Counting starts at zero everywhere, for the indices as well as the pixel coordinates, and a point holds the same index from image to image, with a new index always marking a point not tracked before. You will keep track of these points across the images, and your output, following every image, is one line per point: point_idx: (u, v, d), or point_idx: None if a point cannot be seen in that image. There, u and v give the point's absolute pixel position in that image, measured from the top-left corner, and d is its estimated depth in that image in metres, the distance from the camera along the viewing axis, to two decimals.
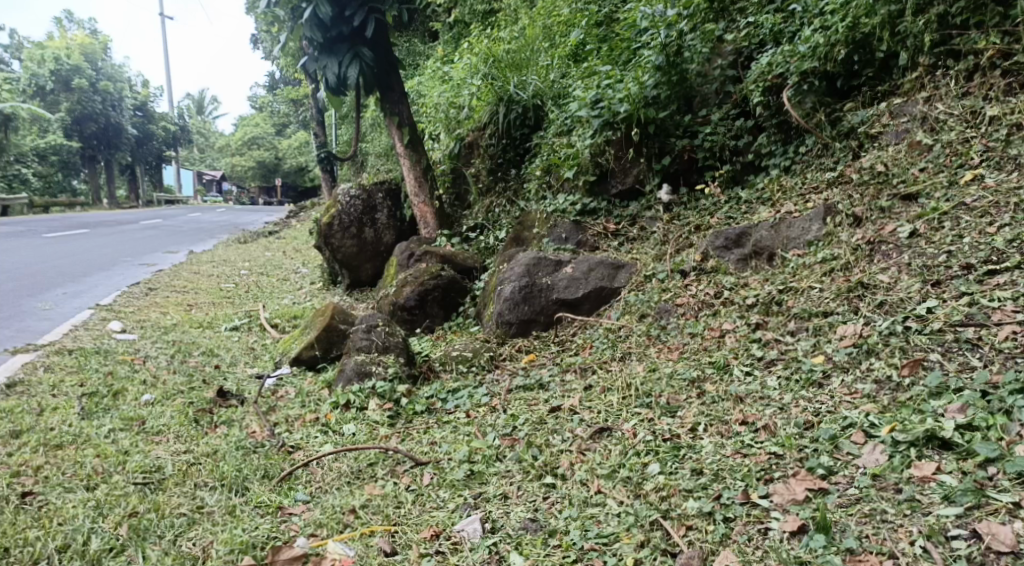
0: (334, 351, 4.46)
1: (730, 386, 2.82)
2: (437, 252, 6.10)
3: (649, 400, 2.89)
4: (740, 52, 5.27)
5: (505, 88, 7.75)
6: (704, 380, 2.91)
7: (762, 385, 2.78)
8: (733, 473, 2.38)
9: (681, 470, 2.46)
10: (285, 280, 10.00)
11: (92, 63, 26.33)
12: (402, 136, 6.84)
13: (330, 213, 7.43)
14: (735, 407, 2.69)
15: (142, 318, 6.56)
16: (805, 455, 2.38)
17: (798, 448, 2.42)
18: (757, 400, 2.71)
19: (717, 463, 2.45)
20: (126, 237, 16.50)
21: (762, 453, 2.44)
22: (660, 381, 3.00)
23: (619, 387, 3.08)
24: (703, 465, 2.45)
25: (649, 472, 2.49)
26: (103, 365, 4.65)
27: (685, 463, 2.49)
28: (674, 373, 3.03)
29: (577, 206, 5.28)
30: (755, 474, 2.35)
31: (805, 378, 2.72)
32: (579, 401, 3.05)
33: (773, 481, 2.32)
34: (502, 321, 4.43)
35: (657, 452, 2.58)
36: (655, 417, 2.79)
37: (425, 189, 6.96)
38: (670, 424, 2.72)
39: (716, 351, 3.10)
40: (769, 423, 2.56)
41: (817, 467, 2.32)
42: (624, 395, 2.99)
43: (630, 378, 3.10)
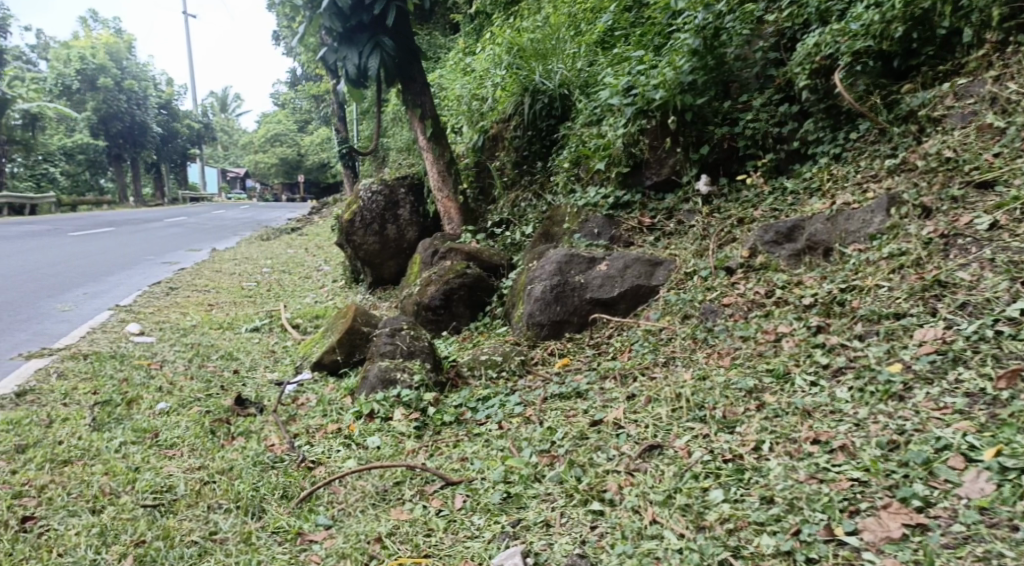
0: (357, 355, 4.24)
1: (795, 398, 2.56)
2: (462, 248, 5.83)
3: (703, 414, 2.62)
4: (783, 33, 4.98)
5: (530, 78, 7.48)
6: (761, 390, 2.65)
7: (831, 397, 2.52)
8: (811, 503, 2.13)
9: (749, 499, 2.20)
10: (307, 278, 9.83)
11: (116, 62, 26.50)
12: (425, 128, 6.59)
13: (352, 210, 7.24)
14: (804, 423, 2.43)
15: (162, 320, 6.41)
16: (896, 483, 2.11)
17: (885, 474, 2.15)
18: (828, 414, 2.45)
19: (789, 489, 2.19)
20: (149, 235, 16.51)
21: (842, 479, 2.18)
22: (712, 392, 2.73)
23: (666, 395, 2.81)
24: (774, 493, 2.19)
25: (711, 500, 2.23)
26: (119, 370, 4.49)
27: (753, 490, 2.23)
28: (727, 383, 2.75)
29: (609, 199, 4.98)
30: (838, 506, 2.09)
31: (882, 390, 2.45)
32: (621, 412, 2.78)
33: (860, 515, 2.06)
34: (533, 322, 4.17)
35: (718, 475, 2.32)
36: (711, 433, 2.52)
37: (449, 183, 6.71)
38: (729, 441, 2.46)
39: (774, 357, 2.83)
40: (848, 442, 2.29)
41: (911, 498, 2.06)
42: (673, 407, 2.72)
43: (679, 387, 2.83)
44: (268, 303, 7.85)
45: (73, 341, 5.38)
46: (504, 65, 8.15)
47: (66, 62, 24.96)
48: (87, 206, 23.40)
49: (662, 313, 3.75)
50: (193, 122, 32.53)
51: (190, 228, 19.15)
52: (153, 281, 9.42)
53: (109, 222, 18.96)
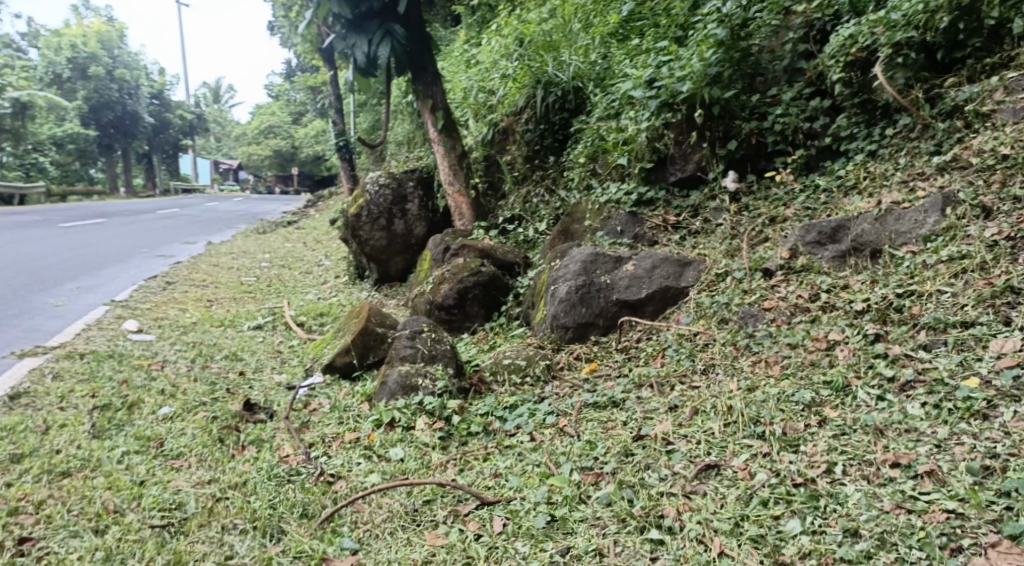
0: (372, 357, 4.08)
1: (863, 415, 2.42)
2: (476, 246, 5.70)
3: (761, 430, 2.48)
4: (812, 25, 4.78)
5: (542, 70, 7.32)
6: (819, 403, 2.52)
7: (902, 414, 2.37)
8: (905, 538, 1.98)
9: (831, 531, 2.06)
10: (307, 274, 9.61)
11: (110, 51, 26.14)
12: (436, 121, 6.41)
13: (359, 204, 7.07)
14: (878, 443, 2.29)
15: (161, 316, 6.20)
16: (999, 517, 1.97)
17: (985, 506, 2.01)
18: (902, 433, 2.31)
19: (875, 521, 2.05)
20: (142, 227, 16.22)
21: (936, 510, 2.03)
22: (767, 403, 2.60)
23: (715, 408, 2.66)
24: (858, 525, 2.05)
25: (788, 531, 2.10)
26: (119, 371, 4.29)
27: (833, 520, 2.10)
28: (782, 395, 2.62)
29: (632, 195, 4.82)
30: (937, 543, 1.95)
31: (962, 408, 2.30)
32: (668, 427, 2.64)
33: (965, 553, 1.91)
34: (557, 325, 4.01)
35: (789, 502, 2.18)
36: (773, 452, 2.39)
37: (460, 178, 6.53)
38: (794, 463, 2.33)
39: (830, 368, 2.67)
40: (935, 467, 2.15)
41: (1022, 535, 1.90)
42: (725, 421, 2.59)
43: (728, 400, 2.67)
44: (269, 299, 7.64)
45: (70, 338, 5.17)
46: (517, 59, 8.07)
47: (58, 50, 24.74)
48: (78, 197, 23.08)
49: (695, 316, 3.57)
50: (186, 113, 32.19)
51: (184, 220, 18.86)
52: (148, 274, 9.19)
53: (101, 213, 18.65)
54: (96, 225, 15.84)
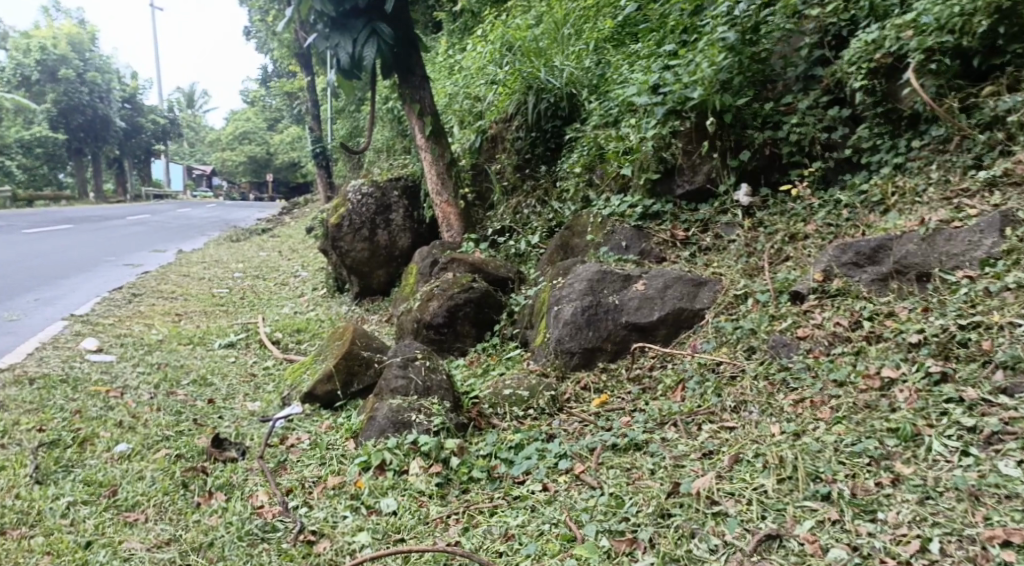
0: (356, 386, 3.69)
1: (952, 475, 2.15)
2: (467, 260, 5.35)
3: (825, 490, 2.20)
4: (827, 30, 4.47)
5: (533, 76, 6.95)
6: (888, 456, 2.27)
7: (996, 473, 2.11)
8: None
9: None
10: (282, 286, 9.17)
11: (80, 54, 25.48)
12: (424, 126, 6.05)
13: (339, 214, 6.67)
14: (978, 514, 2.02)
15: (125, 333, 5.76)
16: None
17: None
18: (1003, 500, 2.04)
19: None
20: (110, 234, 15.62)
21: None
22: (821, 457, 2.32)
23: (766, 460, 2.37)
24: None
25: None
26: (72, 398, 3.85)
27: None
28: (841, 444, 2.36)
29: (638, 208, 4.49)
30: None
31: None
32: (708, 483, 2.32)
33: None
34: (561, 350, 3.64)
35: None
36: (845, 520, 2.10)
37: (448, 187, 6.16)
38: (876, 534, 2.04)
39: (892, 412, 2.42)
40: None
41: None
42: (777, 477, 2.30)
43: (780, 450, 2.39)
44: (242, 313, 7.21)
45: (21, 359, 4.71)
46: (506, 64, 7.73)
47: (26, 52, 24.07)
48: (44, 202, 22.36)
49: (716, 344, 3.25)
50: (159, 117, 31.50)
51: (154, 227, 18.28)
52: (114, 285, 8.69)
53: (67, 219, 18.01)
54: (61, 231, 15.22)
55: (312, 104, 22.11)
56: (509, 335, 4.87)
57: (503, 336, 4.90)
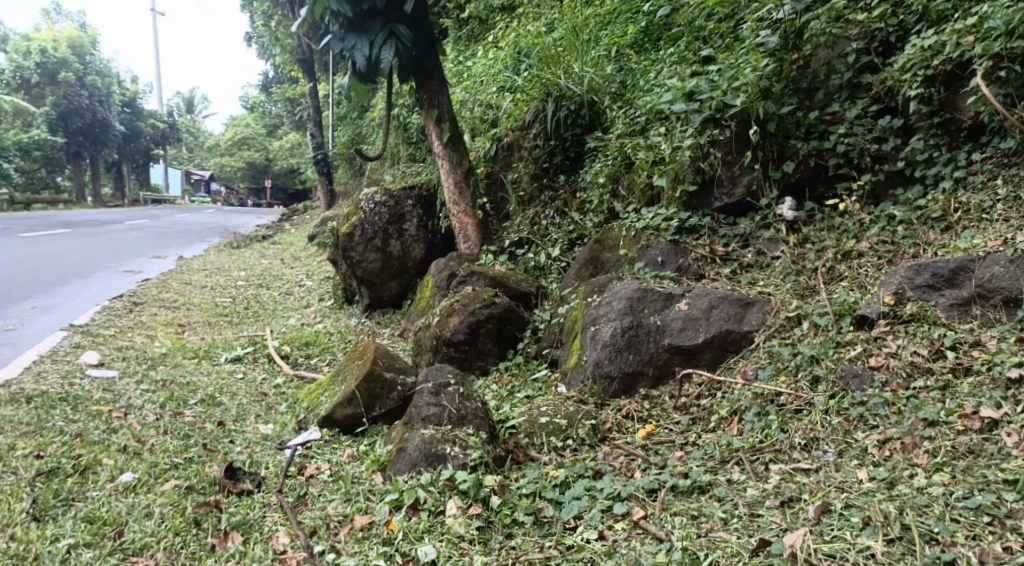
0: (378, 410, 3.43)
1: None
2: (488, 273, 5.12)
3: (948, 557, 1.94)
4: (873, 36, 4.27)
5: (552, 82, 6.75)
6: (1013, 515, 2.01)
7: None
8: None
9: None
10: (287, 296, 8.91)
11: (81, 57, 25.30)
12: (441, 133, 5.82)
13: (351, 223, 6.41)
14: None
15: (127, 345, 5.49)
16: None
17: None
18: None
19: None
20: (108, 239, 15.34)
21: None
22: (931, 515, 2.07)
23: (867, 517, 2.12)
24: None
25: None
26: (72, 419, 3.58)
27: None
28: (951, 500, 2.11)
29: (674, 222, 4.24)
30: None
31: None
32: (803, 540, 2.08)
33: None
34: (600, 374, 3.38)
35: None
36: None
37: (466, 197, 5.93)
38: None
39: (1006, 461, 2.20)
40: None
41: None
42: (885, 538, 2.04)
43: (885, 505, 2.14)
44: (247, 325, 6.94)
45: (17, 373, 4.43)
46: (523, 70, 7.51)
47: (26, 54, 23.85)
48: (42, 205, 22.07)
49: (773, 372, 3.01)
50: (158, 122, 31.28)
51: (154, 232, 18.00)
52: (113, 293, 8.41)
53: (66, 223, 17.74)
54: (59, 235, 14.93)
55: (315, 110, 21.91)
56: (533, 354, 4.61)
57: (527, 355, 4.64)
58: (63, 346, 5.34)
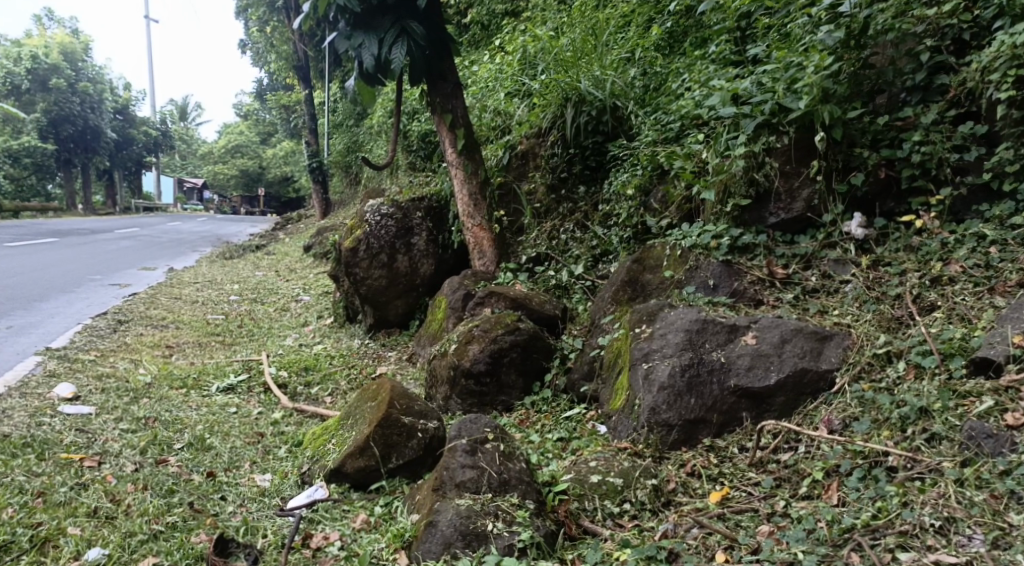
0: (395, 460, 2.96)
1: None
2: (508, 294, 4.67)
3: None
4: (943, 32, 3.77)
5: (571, 85, 6.30)
6: None
7: None
8: None
9: None
10: (283, 312, 8.42)
11: (72, 64, 24.93)
12: (456, 140, 5.36)
13: (355, 236, 5.96)
14: None
15: (108, 373, 4.99)
16: None
17: None
18: None
19: None
20: (96, 250, 14.84)
21: None
22: None
23: None
24: None
25: None
26: (35, 472, 3.08)
27: None
28: None
29: (725, 239, 3.76)
30: None
31: None
32: None
33: None
34: (656, 422, 2.89)
35: None
36: None
37: (482, 209, 5.45)
38: None
39: None
40: None
41: None
42: None
43: None
44: (241, 347, 6.44)
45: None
46: (537, 72, 7.08)
47: (16, 60, 23.42)
48: (30, 213, 21.52)
49: (873, 423, 2.59)
50: (150, 129, 30.82)
51: (144, 242, 17.49)
52: (97, 309, 7.93)
53: (54, 232, 17.25)
54: (44, 246, 14.41)
55: (310, 118, 21.43)
56: (562, 388, 4.12)
57: (556, 388, 4.15)
58: (36, 374, 4.82)
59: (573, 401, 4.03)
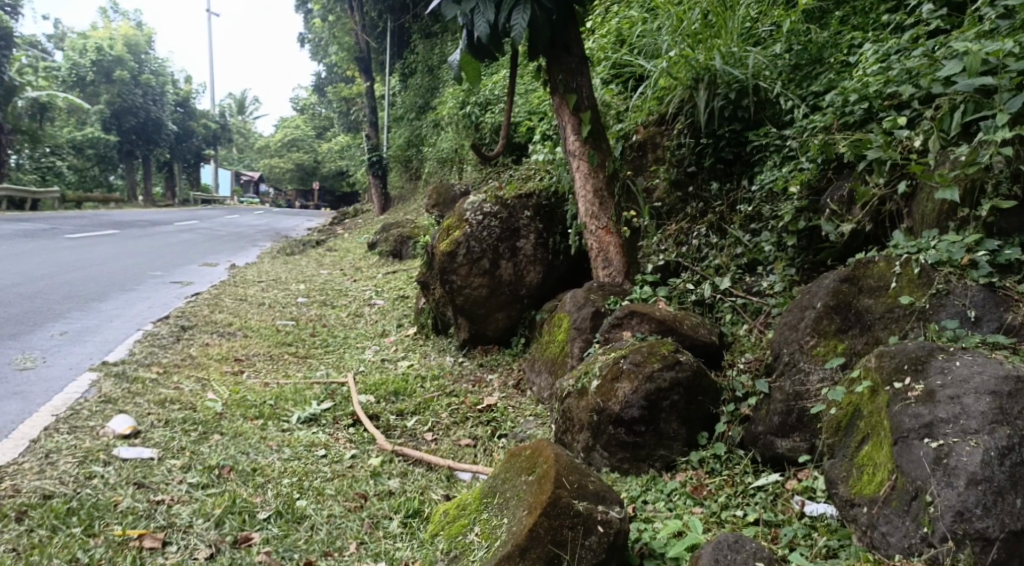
0: (568, 565, 2.17)
1: None
2: (653, 314, 3.82)
3: None
4: None
5: (702, 61, 5.47)
6: None
7: None
8: None
9: None
10: (356, 319, 7.70)
11: (136, 56, 25.01)
12: (580, 124, 4.54)
13: (453, 238, 5.24)
14: None
15: (172, 397, 4.28)
16: None
17: None
18: None
19: None
20: (157, 243, 14.52)
21: None
22: None
23: None
24: None
25: None
26: (80, 562, 2.48)
27: None
28: None
29: (981, 253, 2.82)
30: None
31: None
32: None
33: None
34: (966, 533, 2.04)
35: None
36: None
37: (609, 207, 4.62)
38: None
39: None
40: None
41: None
42: None
43: None
44: (317, 364, 5.71)
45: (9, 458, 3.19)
46: (650, 53, 6.24)
47: (83, 53, 23.71)
48: (94, 203, 21.42)
49: None
50: (211, 122, 30.89)
51: (205, 236, 17.11)
52: (161, 310, 7.37)
53: (116, 223, 17.09)
54: (105, 238, 14.04)
55: (370, 110, 20.95)
56: (737, 443, 3.22)
57: (729, 442, 3.25)
58: (90, 400, 4.12)
59: (756, 461, 3.12)
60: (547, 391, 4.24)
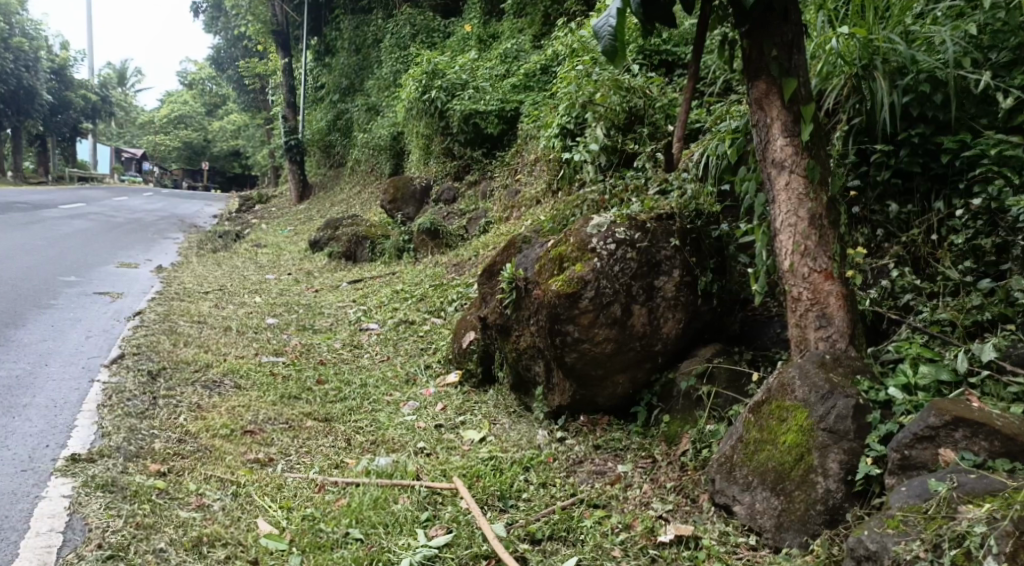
0: None
1: None
2: (995, 427, 2.46)
3: None
4: None
5: (881, 47, 4.23)
6: None
7: None
8: None
9: None
10: (358, 352, 6.01)
11: (6, 16, 21.70)
12: (800, 122, 3.17)
13: (570, 275, 3.79)
14: None
15: (209, 533, 2.76)
16: None
17: None
18: None
19: None
20: (48, 234, 12.08)
21: None
22: None
23: None
24: None
25: None
26: None
27: None
28: None
29: None
30: None
31: None
32: None
33: None
34: None
35: None
36: None
37: (827, 242, 3.23)
38: None
39: None
40: None
41: None
42: None
43: None
44: (359, 433, 4.09)
45: None
46: None
47: None
48: None
49: None
50: (90, 94, 27.54)
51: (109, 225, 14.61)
52: (105, 341, 5.51)
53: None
54: None
55: (289, 90, 18.57)
56: None
57: None
58: (85, 558, 2.58)
59: None
60: (779, 518, 2.84)
